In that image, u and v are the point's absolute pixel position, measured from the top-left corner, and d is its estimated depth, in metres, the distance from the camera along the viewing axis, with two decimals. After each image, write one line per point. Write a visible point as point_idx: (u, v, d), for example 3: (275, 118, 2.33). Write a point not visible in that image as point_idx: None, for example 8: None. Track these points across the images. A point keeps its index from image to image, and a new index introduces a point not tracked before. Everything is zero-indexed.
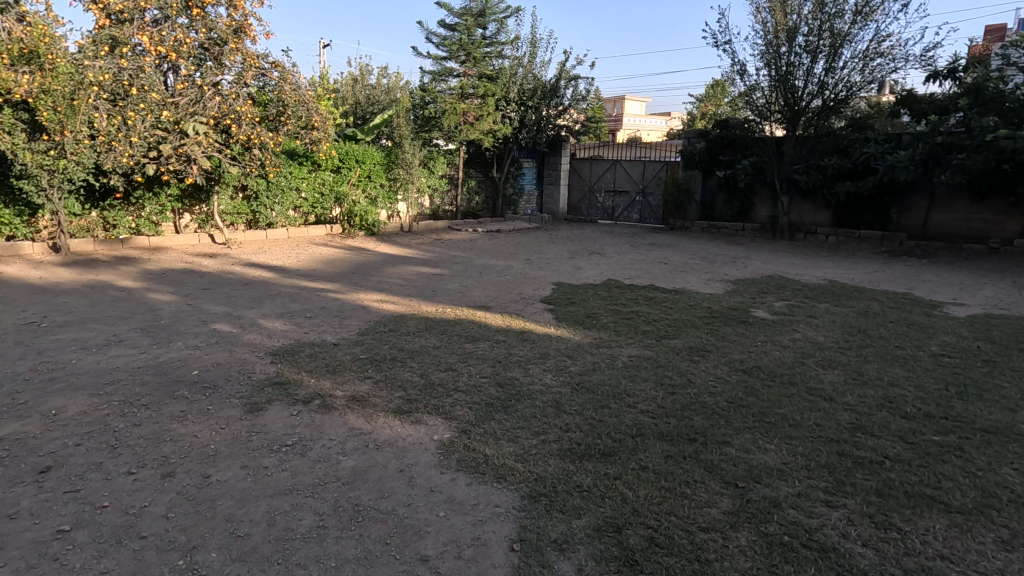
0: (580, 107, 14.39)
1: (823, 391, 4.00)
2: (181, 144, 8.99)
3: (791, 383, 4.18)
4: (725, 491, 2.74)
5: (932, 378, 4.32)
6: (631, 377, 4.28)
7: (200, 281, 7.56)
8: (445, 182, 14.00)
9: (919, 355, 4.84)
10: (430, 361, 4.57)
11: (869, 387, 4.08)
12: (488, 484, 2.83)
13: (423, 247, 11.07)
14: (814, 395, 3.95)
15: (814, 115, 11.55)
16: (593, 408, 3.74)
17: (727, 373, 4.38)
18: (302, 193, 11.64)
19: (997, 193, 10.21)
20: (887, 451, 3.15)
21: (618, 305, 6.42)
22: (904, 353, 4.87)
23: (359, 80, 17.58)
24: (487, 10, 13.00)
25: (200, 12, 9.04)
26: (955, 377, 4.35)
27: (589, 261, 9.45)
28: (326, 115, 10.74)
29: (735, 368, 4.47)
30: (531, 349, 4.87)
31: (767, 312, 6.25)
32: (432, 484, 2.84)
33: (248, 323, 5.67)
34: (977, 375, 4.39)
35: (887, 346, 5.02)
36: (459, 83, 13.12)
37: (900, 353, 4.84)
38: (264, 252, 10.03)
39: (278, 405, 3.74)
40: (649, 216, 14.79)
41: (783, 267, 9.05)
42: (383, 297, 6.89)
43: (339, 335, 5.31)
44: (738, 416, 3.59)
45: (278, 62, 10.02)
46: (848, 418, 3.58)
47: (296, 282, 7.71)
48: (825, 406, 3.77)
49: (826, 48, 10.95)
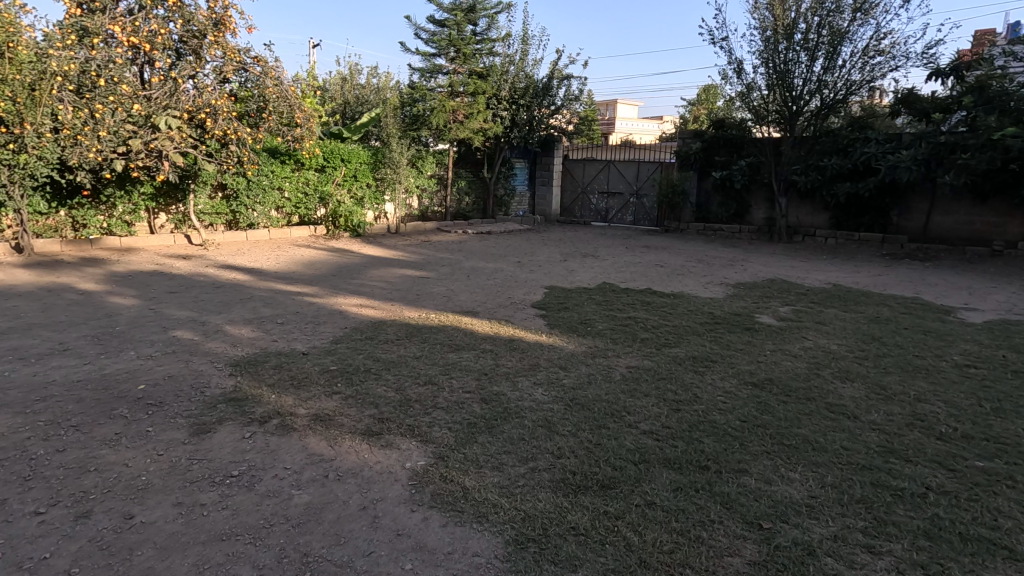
0: (573, 107, 14.00)
1: (845, 408, 3.58)
2: (152, 139, 8.45)
3: (808, 398, 3.76)
4: (748, 535, 2.34)
5: (961, 391, 3.89)
6: (631, 392, 3.84)
7: (167, 284, 7.06)
8: (434, 182, 13.55)
9: (942, 365, 4.42)
10: (407, 374, 4.10)
11: (895, 403, 3.67)
12: (467, 526, 2.39)
13: (409, 249, 10.61)
14: (835, 412, 3.53)
15: (813, 115, 11.16)
16: (589, 429, 3.29)
17: (736, 387, 3.95)
18: (284, 192, 11.15)
19: (1002, 195, 9.89)
20: (927, 481, 2.74)
21: (614, 311, 5.98)
22: (926, 362, 4.46)
23: (348, 79, 17.11)
24: (477, 6, 12.57)
25: (178, 3, 8.47)
26: (986, 390, 3.92)
27: (583, 264, 9.03)
28: (309, 111, 10.23)
29: (745, 381, 4.05)
30: (519, 360, 4.42)
31: (773, 317, 5.84)
32: (399, 526, 2.40)
33: (212, 330, 5.19)
34: (1009, 388, 3.96)
35: (906, 355, 4.60)
36: (448, 81, 12.68)
37: (921, 362, 4.43)
38: (242, 253, 9.52)
39: (229, 426, 3.27)
40: (644, 218, 14.40)
41: (785, 271, 8.68)
42: (363, 301, 6.42)
43: (310, 343, 4.84)
44: (754, 440, 3.17)
45: (260, 56, 9.50)
46: (878, 441, 3.17)
47: (271, 285, 7.23)
48: (850, 425, 3.35)
49: (825, 45, 10.55)
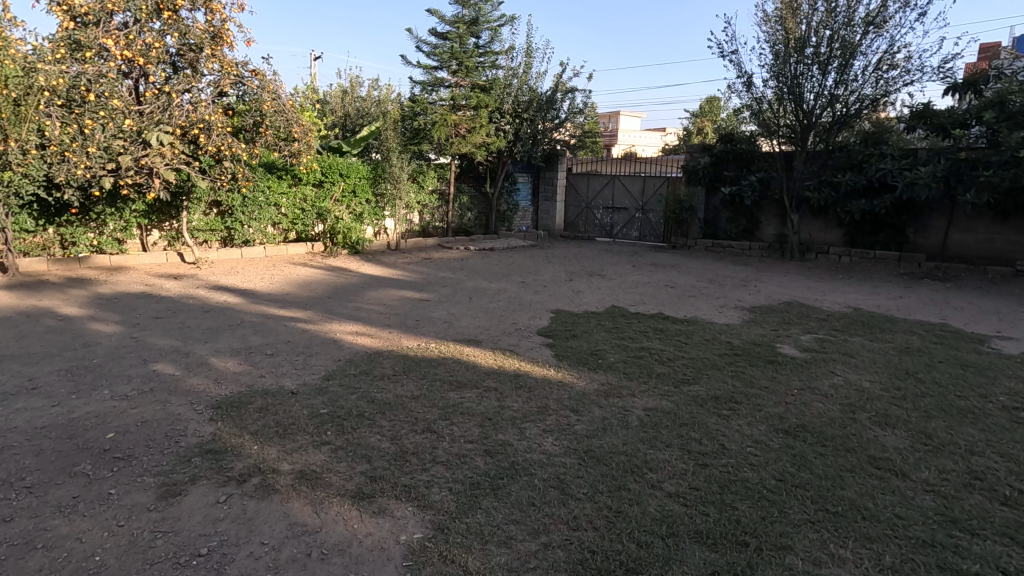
0: (577, 120, 13.73)
1: (891, 463, 3.22)
2: (142, 155, 8.17)
3: (848, 449, 3.40)
4: None
5: (1015, 441, 3.53)
6: (650, 441, 3.47)
7: (154, 308, 6.72)
8: (435, 197, 13.25)
9: (987, 407, 4.06)
10: (404, 419, 3.74)
11: (946, 457, 3.30)
12: None
13: (409, 267, 10.27)
14: (880, 468, 3.17)
15: (825, 130, 10.87)
16: (607, 491, 2.93)
17: (766, 435, 3.58)
18: (281, 208, 10.85)
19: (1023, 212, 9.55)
20: (1003, 564, 2.38)
21: (625, 340, 5.62)
22: (970, 404, 4.09)
23: (348, 91, 16.87)
24: (479, 18, 12.33)
25: (174, 16, 8.18)
26: None
27: (589, 285, 8.68)
28: (307, 125, 9.95)
29: (775, 427, 3.67)
30: (527, 401, 4.05)
31: (795, 348, 5.47)
32: None
33: (195, 363, 4.83)
34: None
35: (947, 395, 4.24)
36: (450, 94, 12.41)
37: (964, 404, 4.06)
38: (236, 272, 9.19)
39: (202, 487, 2.91)
40: (649, 234, 14.07)
41: (801, 292, 8.31)
42: (360, 328, 6.07)
43: (299, 380, 4.48)
44: (795, 505, 2.81)
45: (258, 69, 9.23)
46: (936, 507, 2.82)
47: (263, 308, 6.88)
48: (900, 486, 2.99)
49: (837, 58, 10.27)
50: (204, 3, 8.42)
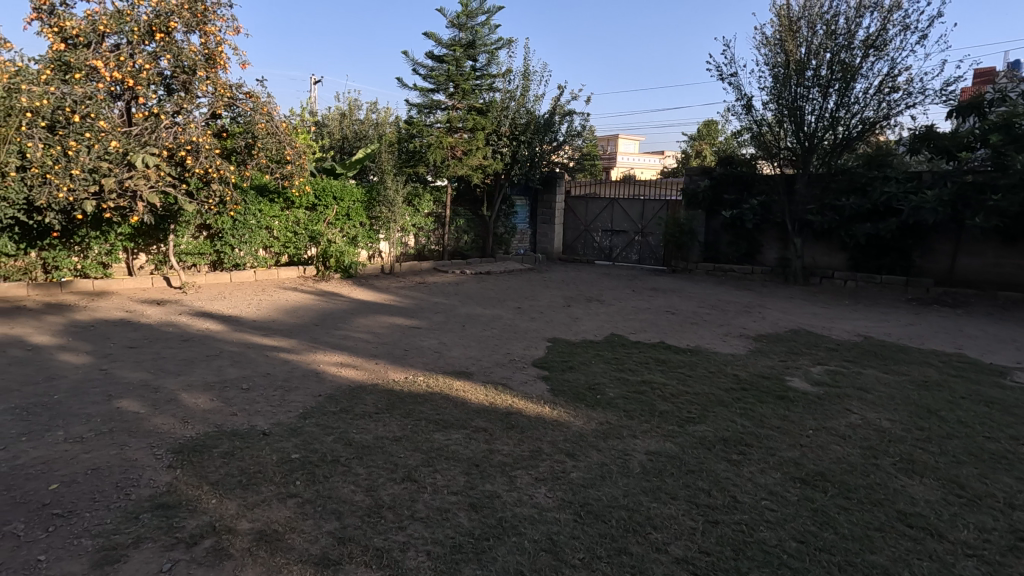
0: (575, 143, 13.63)
1: (925, 520, 2.88)
2: (127, 178, 7.91)
3: (875, 502, 3.05)
4: None
5: None
6: (655, 492, 3.13)
7: (130, 336, 6.40)
8: (431, 220, 13.03)
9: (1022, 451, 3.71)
10: (383, 465, 3.39)
11: (985, 513, 2.96)
12: None
13: (402, 292, 9.98)
14: (912, 527, 2.82)
15: (827, 152, 10.69)
16: (607, 557, 2.57)
17: (782, 485, 3.23)
18: (273, 231, 10.60)
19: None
20: None
21: (625, 372, 5.31)
22: (1002, 447, 3.75)
23: (346, 115, 16.78)
24: (477, 41, 12.24)
25: (166, 38, 8.02)
26: None
27: (587, 311, 8.36)
28: (301, 147, 9.74)
29: (792, 476, 3.33)
30: (518, 443, 3.71)
31: (806, 382, 5.13)
32: None
33: (163, 399, 4.49)
34: None
35: (976, 436, 3.90)
36: (446, 116, 12.23)
37: (995, 447, 3.73)
38: (223, 297, 8.88)
39: (145, 551, 2.56)
40: (649, 257, 13.83)
41: (808, 319, 8.00)
42: (344, 359, 5.73)
43: (273, 418, 4.14)
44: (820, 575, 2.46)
45: (252, 91, 9.06)
46: None
47: (245, 337, 6.55)
48: (940, 550, 2.64)
49: (838, 80, 10.14)
50: (199, 25, 8.28)
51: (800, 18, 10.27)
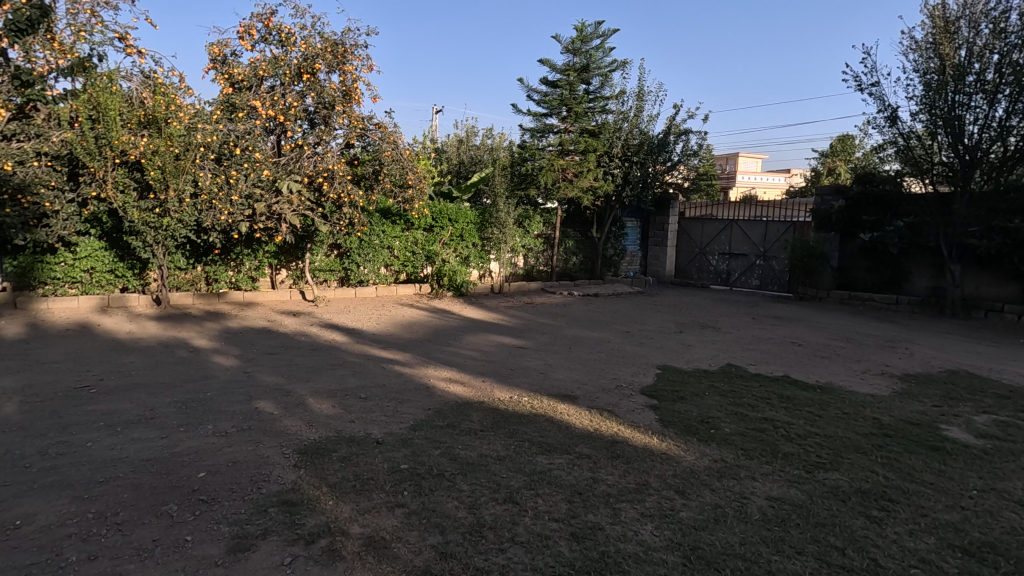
0: (691, 162, 13.12)
1: None
2: (275, 203, 8.90)
3: None
4: None
5: None
6: (776, 544, 2.83)
7: (269, 344, 7.13)
8: (540, 241, 13.19)
9: None
10: (486, 484, 3.41)
11: None
12: None
13: (510, 312, 10.15)
14: None
15: (995, 166, 9.29)
16: None
17: (937, 554, 2.76)
18: (393, 250, 11.33)
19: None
20: None
21: (744, 406, 4.93)
22: None
23: (463, 141, 17.64)
24: (591, 64, 12.33)
25: (311, 78, 9.00)
26: None
27: (701, 338, 7.91)
28: (421, 172, 10.36)
29: (950, 544, 2.84)
30: (623, 474, 3.56)
31: (968, 433, 4.39)
32: None
33: (293, 402, 4.92)
34: None
35: None
36: (559, 139, 12.40)
37: None
38: (348, 311, 9.61)
39: (270, 544, 2.77)
40: (771, 283, 12.85)
41: (969, 359, 6.91)
42: (453, 375, 5.91)
43: (386, 428, 4.35)
44: None
45: (381, 122, 9.84)
46: None
47: (365, 349, 7.01)
48: None
49: (1009, 86, 8.83)
50: (338, 65, 9.19)
51: (960, 18, 9.13)
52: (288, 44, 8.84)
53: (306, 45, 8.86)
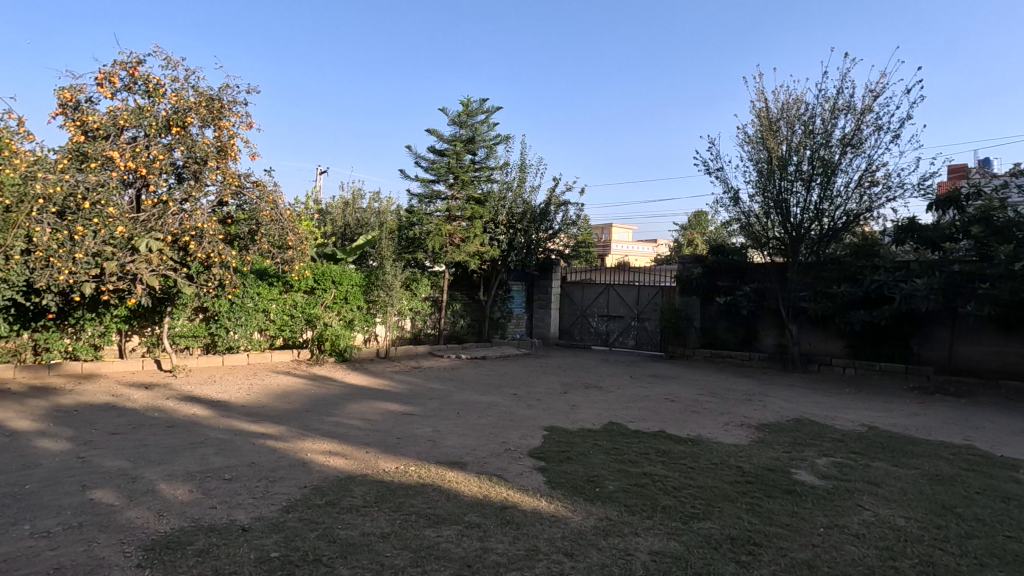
0: (570, 232, 13.08)
1: (760, 511, 4.18)
2: (129, 263, 7.35)
3: (808, 565, 3.42)
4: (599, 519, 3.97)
5: None
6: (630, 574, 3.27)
7: (113, 422, 6.16)
8: (428, 304, 12.36)
9: (868, 489, 4.72)
10: (368, 566, 3.26)
11: None
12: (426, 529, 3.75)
13: (396, 376, 9.53)
14: (718, 495, 4.48)
15: (815, 242, 10.57)
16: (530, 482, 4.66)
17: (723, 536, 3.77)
18: (269, 314, 9.98)
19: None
20: (696, 507, 4.22)
21: (820, 545, 3.67)
22: (855, 487, 4.74)
23: (350, 203, 17.38)
24: (477, 137, 11.88)
25: (181, 130, 7.68)
26: (1000, 549, 3.67)
27: (585, 399, 8.09)
28: (303, 233, 9.22)
29: (741, 544, 3.68)
30: (514, 542, 3.59)
31: (814, 475, 5.04)
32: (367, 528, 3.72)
33: (140, 490, 4.27)
34: None
35: (846, 487, 4.73)
36: (445, 205, 11.75)
37: (904, 523, 4.04)
38: (213, 382, 8.34)
39: None
40: (646, 344, 13.09)
41: (811, 410, 7.73)
42: (334, 447, 5.53)
43: (255, 512, 3.96)
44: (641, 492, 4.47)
45: (260, 180, 8.64)
46: (714, 491, 4.56)
47: (233, 423, 6.31)
48: (710, 492, 4.54)
49: (819, 175, 10.14)
50: (214, 120, 7.97)
51: (780, 118, 10.49)
52: (156, 95, 7.58)
53: (177, 97, 7.62)
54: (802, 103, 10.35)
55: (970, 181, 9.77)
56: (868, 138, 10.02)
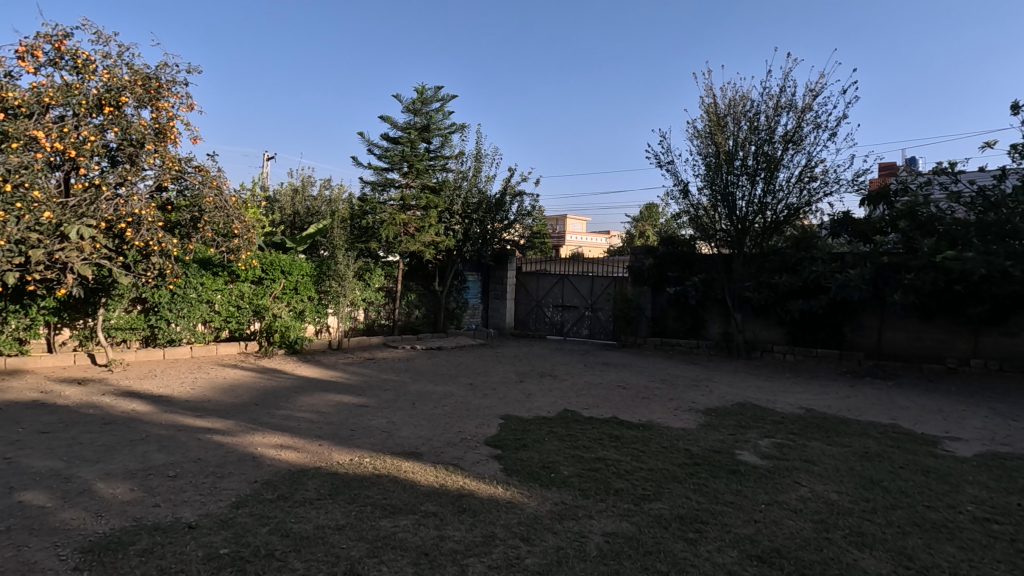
0: (526, 222, 13.13)
1: (706, 491, 4.37)
2: (58, 250, 6.90)
3: (751, 540, 3.60)
4: (552, 503, 4.06)
5: (955, 547, 3.60)
6: (584, 555, 3.35)
7: (42, 420, 5.78)
8: (382, 295, 12.17)
9: (802, 466, 5.02)
10: (323, 558, 3.22)
11: (900, 565, 3.37)
12: (382, 519, 3.73)
13: (349, 368, 9.35)
14: (666, 477, 4.65)
15: (759, 234, 11.05)
16: (484, 469, 4.72)
17: (672, 515, 3.93)
18: (214, 305, 9.57)
19: (1018, 310, 9.18)
20: (645, 489, 4.38)
21: (761, 520, 3.89)
22: (793, 465, 5.03)
23: (299, 190, 16.80)
24: (431, 125, 11.73)
25: (114, 111, 7.22)
26: (921, 519, 3.98)
27: (540, 387, 8.20)
28: (249, 221, 8.91)
29: (687, 521, 3.85)
30: (471, 529, 3.62)
31: (756, 455, 5.31)
32: (320, 521, 3.66)
33: (74, 491, 4.05)
34: None
35: (782, 465, 5.04)
36: (400, 193, 11.59)
37: (837, 497, 4.32)
38: (154, 376, 7.96)
39: None
40: (599, 333, 13.35)
41: (753, 394, 8.12)
42: (285, 441, 5.39)
43: (202, 509, 3.83)
44: (592, 476, 4.59)
45: (202, 164, 8.26)
46: (662, 472, 4.75)
47: (176, 418, 6.05)
48: (658, 474, 4.71)
49: (763, 170, 10.59)
50: (151, 101, 7.55)
51: (727, 114, 10.85)
52: (85, 72, 7.07)
53: (109, 75, 7.14)
54: (748, 100, 10.74)
55: (898, 178, 10.43)
56: (807, 135, 10.52)
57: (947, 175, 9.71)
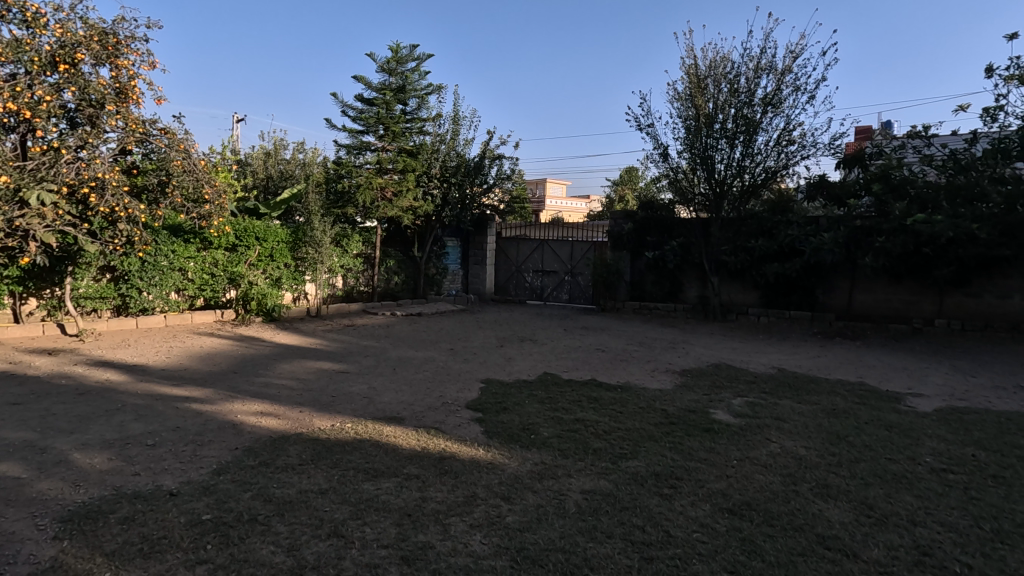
0: (505, 187, 12.99)
1: (681, 449, 4.51)
2: (18, 216, 6.62)
3: (723, 494, 3.75)
4: (533, 463, 4.15)
5: (913, 497, 3.79)
6: (563, 512, 3.46)
7: (12, 392, 5.66)
8: (360, 261, 12.03)
9: (773, 423, 5.20)
10: (307, 522, 3.27)
11: (862, 514, 3.54)
12: (364, 482, 3.78)
13: (328, 334, 9.29)
14: (643, 436, 4.78)
15: (736, 198, 11.11)
16: (465, 432, 4.78)
17: (648, 472, 4.05)
18: (186, 273, 9.37)
19: (981, 272, 9.49)
20: (623, 448, 4.50)
21: (733, 475, 4.04)
22: (764, 422, 5.21)
23: (271, 153, 16.30)
24: (407, 86, 11.39)
25: (70, 69, 6.83)
26: (883, 470, 4.18)
27: (521, 351, 8.29)
28: (220, 186, 8.63)
29: (663, 478, 3.97)
30: (453, 490, 3.69)
31: (729, 414, 5.48)
32: (303, 486, 3.69)
33: (50, 461, 4.00)
34: (982, 501, 3.73)
35: (754, 423, 5.20)
36: (376, 157, 11.34)
37: (805, 452, 4.50)
38: (127, 345, 7.82)
39: None
40: (578, 297, 13.45)
41: (727, 355, 8.32)
42: (265, 408, 5.39)
43: (182, 477, 3.83)
44: (572, 437, 4.69)
45: (168, 127, 7.92)
46: (639, 432, 4.87)
47: (153, 388, 5.98)
48: (636, 433, 4.84)
49: (742, 133, 10.58)
50: (109, 58, 7.15)
51: (708, 76, 10.73)
52: (35, 26, 6.64)
53: (62, 30, 6.72)
54: (728, 62, 10.63)
55: (873, 141, 10.52)
56: (786, 98, 10.49)
57: (920, 139, 9.83)
